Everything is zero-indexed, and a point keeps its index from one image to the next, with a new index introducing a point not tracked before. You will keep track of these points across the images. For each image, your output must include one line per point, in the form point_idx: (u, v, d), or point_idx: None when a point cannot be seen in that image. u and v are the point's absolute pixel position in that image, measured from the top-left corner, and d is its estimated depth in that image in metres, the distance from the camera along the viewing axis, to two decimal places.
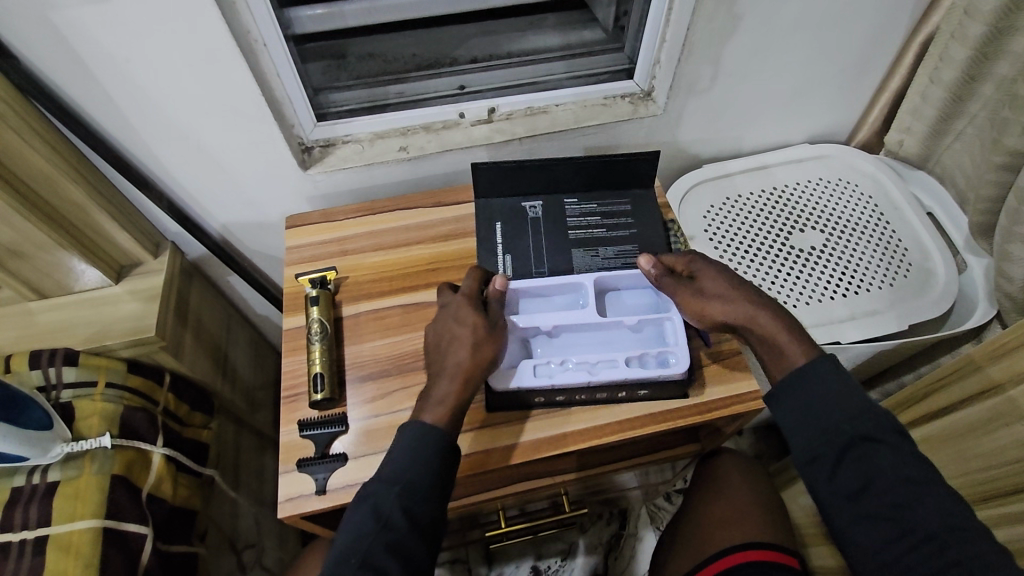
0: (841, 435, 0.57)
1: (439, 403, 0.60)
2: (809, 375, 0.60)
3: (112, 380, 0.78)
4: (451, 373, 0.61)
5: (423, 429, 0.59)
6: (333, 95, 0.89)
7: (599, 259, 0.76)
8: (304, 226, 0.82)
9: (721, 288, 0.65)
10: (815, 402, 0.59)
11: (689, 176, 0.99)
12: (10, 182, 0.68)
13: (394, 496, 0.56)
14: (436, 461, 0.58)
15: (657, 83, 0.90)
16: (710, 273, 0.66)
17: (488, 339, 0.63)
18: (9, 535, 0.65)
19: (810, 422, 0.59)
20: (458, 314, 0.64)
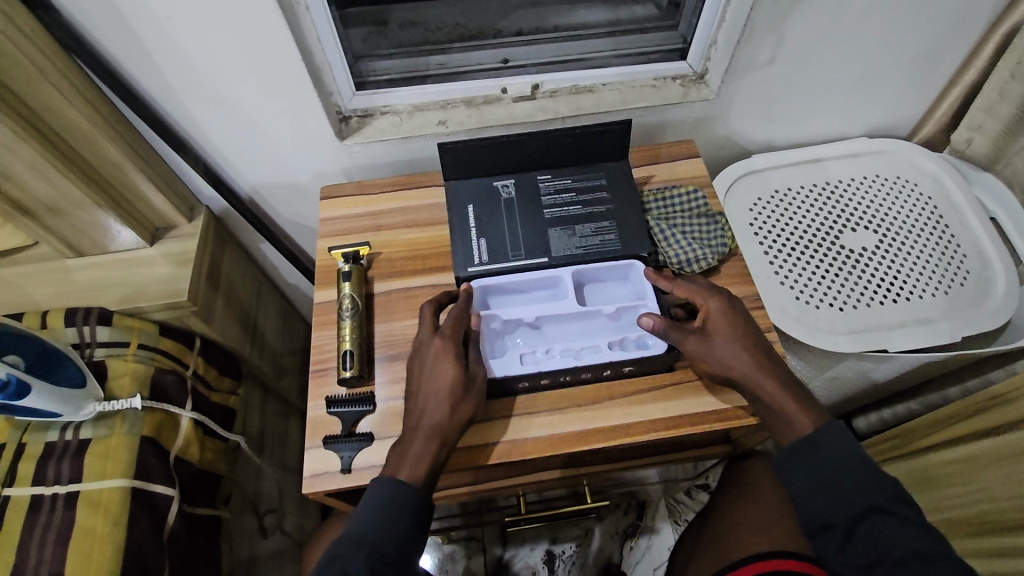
0: (849, 505, 0.56)
1: (416, 463, 0.56)
2: (821, 444, 0.58)
3: (145, 342, 0.79)
4: (426, 435, 0.57)
5: (394, 489, 0.55)
6: (373, 63, 0.87)
7: (576, 239, 0.68)
8: (338, 198, 0.81)
9: (733, 346, 0.60)
10: (824, 466, 0.57)
11: (736, 167, 0.95)
12: (50, 139, 0.67)
13: (363, 555, 0.52)
14: (407, 517, 0.55)
15: (711, 65, 0.85)
16: (721, 326, 0.60)
17: (466, 393, 0.58)
18: (42, 488, 0.66)
19: (820, 488, 0.57)
20: (444, 359, 0.59)
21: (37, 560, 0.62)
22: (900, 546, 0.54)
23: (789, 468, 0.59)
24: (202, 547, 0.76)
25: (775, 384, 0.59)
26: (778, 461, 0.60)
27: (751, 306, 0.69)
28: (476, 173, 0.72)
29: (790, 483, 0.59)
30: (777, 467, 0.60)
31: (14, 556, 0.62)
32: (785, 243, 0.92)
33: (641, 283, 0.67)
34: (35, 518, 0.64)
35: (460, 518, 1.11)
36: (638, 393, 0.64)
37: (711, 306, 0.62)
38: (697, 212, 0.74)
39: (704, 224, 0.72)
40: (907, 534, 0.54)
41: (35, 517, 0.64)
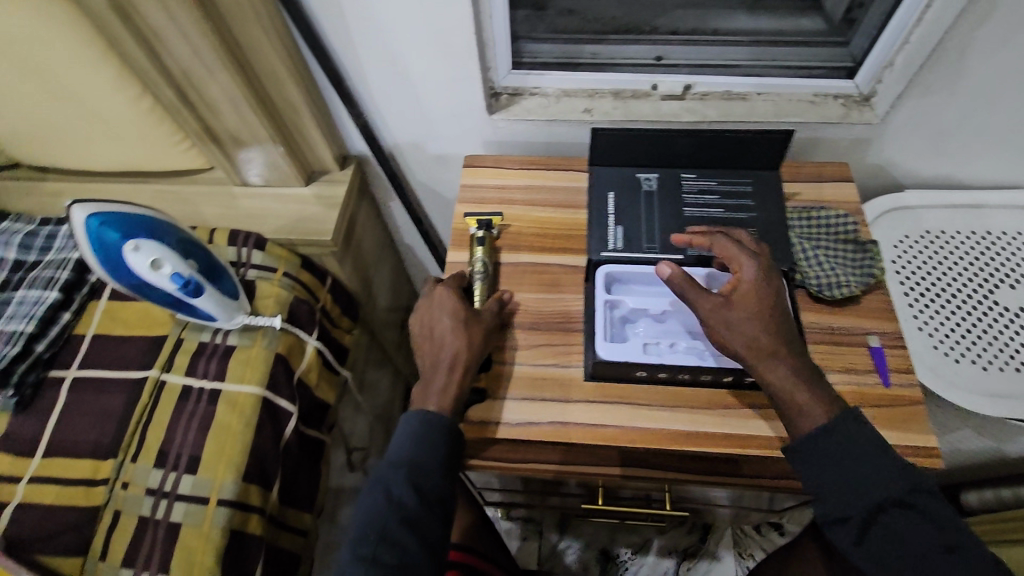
0: (867, 496, 0.52)
1: (443, 392, 0.62)
2: (838, 430, 0.54)
3: (289, 271, 0.86)
4: (447, 364, 0.63)
5: (424, 419, 0.60)
6: (529, 44, 0.90)
7: None
8: (479, 168, 0.85)
9: (752, 316, 0.56)
10: (837, 455, 0.53)
11: (887, 199, 0.89)
12: (248, 76, 0.76)
13: (403, 475, 0.58)
14: (443, 444, 0.60)
15: (882, 88, 0.81)
16: (749, 298, 0.57)
17: (473, 327, 0.65)
18: (192, 380, 0.75)
19: (833, 478, 0.53)
20: (432, 306, 0.68)
21: (181, 442, 0.71)
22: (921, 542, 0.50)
23: (803, 454, 0.54)
24: (307, 466, 0.83)
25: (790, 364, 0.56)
26: (790, 446, 0.55)
27: (889, 343, 0.65)
28: (620, 162, 0.73)
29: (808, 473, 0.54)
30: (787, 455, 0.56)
31: (163, 434, 0.71)
32: (929, 287, 0.85)
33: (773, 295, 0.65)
34: (184, 405, 0.73)
35: (528, 498, 1.13)
36: (757, 408, 0.62)
37: (745, 271, 0.59)
38: (844, 237, 0.70)
39: (851, 252, 0.68)
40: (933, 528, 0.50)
41: (183, 404, 0.73)
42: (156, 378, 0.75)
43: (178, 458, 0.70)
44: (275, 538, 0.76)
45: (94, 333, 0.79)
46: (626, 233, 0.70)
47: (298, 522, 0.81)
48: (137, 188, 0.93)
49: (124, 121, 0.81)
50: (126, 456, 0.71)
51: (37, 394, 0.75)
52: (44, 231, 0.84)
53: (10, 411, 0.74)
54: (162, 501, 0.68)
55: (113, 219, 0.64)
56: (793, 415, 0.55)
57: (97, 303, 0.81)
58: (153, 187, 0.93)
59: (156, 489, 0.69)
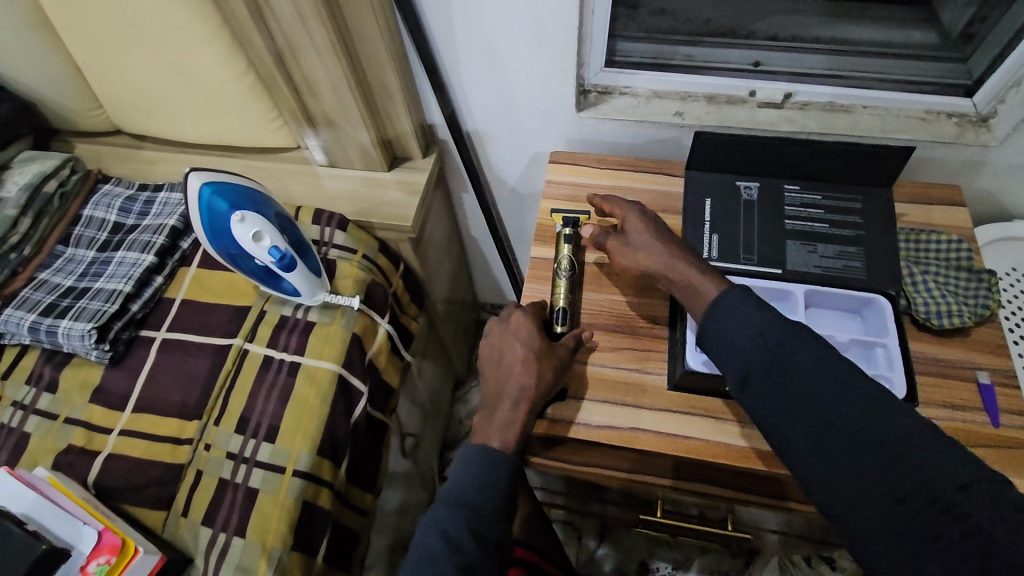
0: (754, 347, 0.51)
1: (505, 429, 0.61)
2: (719, 308, 0.55)
3: (368, 254, 0.87)
4: (512, 399, 0.62)
5: (487, 454, 0.60)
6: (623, 43, 0.89)
7: (817, 257, 0.64)
8: (564, 164, 0.84)
9: (644, 238, 0.64)
10: (739, 317, 0.53)
11: (995, 228, 0.84)
12: (351, 59, 0.77)
13: (462, 517, 0.57)
14: (504, 484, 0.60)
15: (1005, 109, 0.76)
16: (635, 226, 0.66)
17: (543, 360, 0.63)
18: (273, 352, 0.77)
19: (735, 339, 0.53)
20: (507, 335, 0.66)
21: (261, 410, 0.73)
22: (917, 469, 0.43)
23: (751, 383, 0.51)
24: (371, 447, 0.84)
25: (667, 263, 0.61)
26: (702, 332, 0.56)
27: (1002, 381, 0.61)
28: (718, 168, 0.70)
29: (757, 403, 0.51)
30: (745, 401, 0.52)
31: (245, 401, 0.73)
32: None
33: (876, 321, 0.61)
34: (265, 375, 0.75)
35: (575, 502, 1.12)
36: None
37: (624, 213, 0.68)
38: (955, 265, 0.67)
39: (965, 280, 0.65)
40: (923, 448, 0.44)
41: (264, 374, 0.75)
42: (240, 346, 0.77)
43: (257, 426, 0.72)
44: (340, 514, 0.78)
45: (182, 298, 0.82)
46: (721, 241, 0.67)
47: (360, 500, 0.82)
48: (226, 161, 0.96)
49: (226, 95, 0.84)
50: (209, 419, 0.73)
51: (128, 351, 0.78)
52: (143, 196, 0.87)
53: (104, 365, 0.77)
54: (241, 466, 0.70)
55: (222, 190, 0.67)
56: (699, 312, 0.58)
57: (186, 270, 0.84)
58: (243, 161, 0.96)
59: (235, 454, 0.71)
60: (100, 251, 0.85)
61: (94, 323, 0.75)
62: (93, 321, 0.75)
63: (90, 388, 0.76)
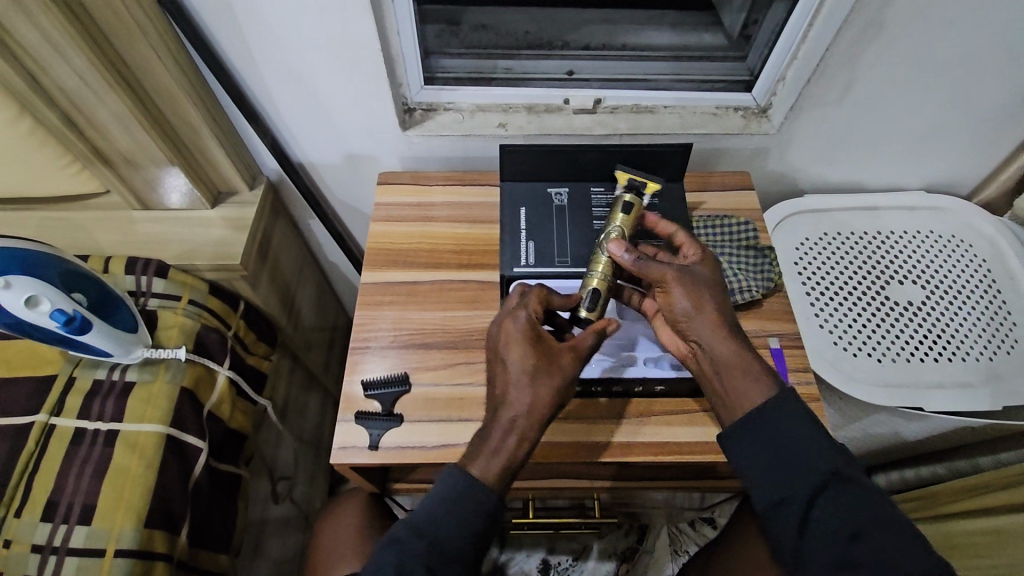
0: (803, 467, 0.53)
1: (490, 459, 0.55)
2: (772, 413, 0.55)
3: (195, 299, 0.82)
4: (509, 423, 0.55)
5: (469, 486, 0.54)
6: (442, 60, 0.89)
7: None
8: (394, 185, 0.83)
9: (696, 296, 0.57)
10: (777, 438, 0.54)
11: (787, 205, 0.94)
12: (138, 95, 0.72)
13: (421, 548, 0.52)
14: (480, 520, 0.54)
15: (776, 100, 0.86)
16: (707, 274, 0.60)
17: (545, 376, 0.56)
18: (85, 422, 0.69)
19: (779, 458, 0.54)
20: (515, 342, 0.58)
21: (72, 491, 0.66)
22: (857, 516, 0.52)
23: (743, 429, 0.55)
24: (221, 505, 0.79)
25: (744, 353, 0.57)
26: (729, 431, 0.56)
27: (788, 344, 0.69)
28: (531, 178, 0.73)
29: (739, 453, 0.55)
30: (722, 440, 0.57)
31: (53, 483, 0.66)
32: (829, 286, 0.91)
33: None
34: (76, 450, 0.68)
35: None
36: (667, 414, 0.64)
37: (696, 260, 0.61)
38: (745, 244, 0.74)
39: (752, 257, 0.73)
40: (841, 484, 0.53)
41: (76, 448, 0.68)
42: (44, 422, 0.69)
43: (69, 508, 0.65)
44: None
45: None
46: (538, 247, 0.70)
47: (213, 564, 0.76)
48: (17, 216, 0.86)
49: None
50: (9, 510, 0.65)
51: None
52: None
53: None
54: (51, 558, 0.63)
55: None
56: (732, 395, 0.56)
57: None
58: (36, 214, 0.85)
59: (43, 545, 0.63)
60: None
61: None
62: None
63: None
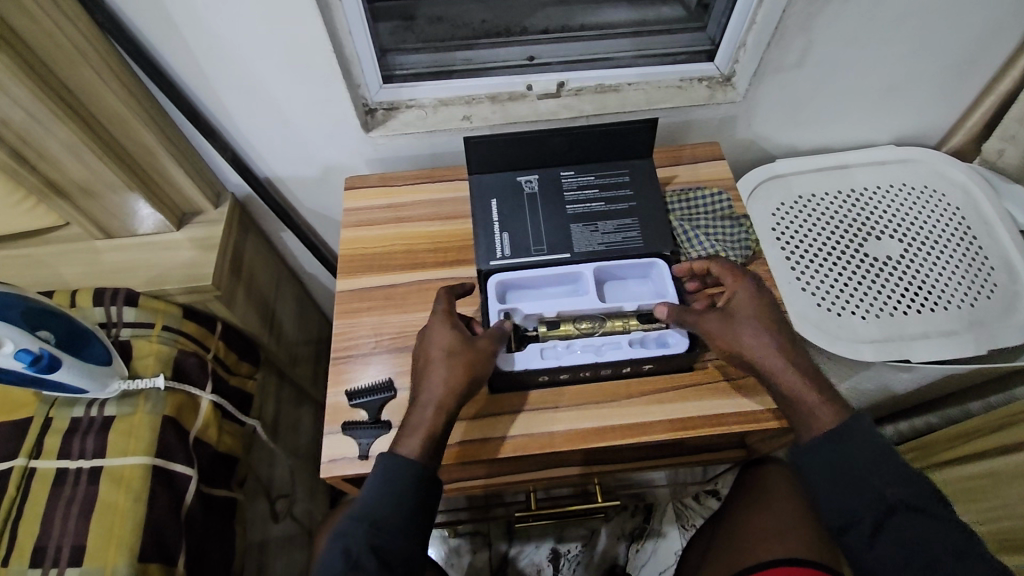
0: (868, 494, 0.53)
1: (414, 434, 0.55)
2: (842, 431, 0.54)
3: (169, 324, 0.80)
4: (423, 404, 0.56)
5: (400, 465, 0.54)
6: (399, 57, 0.87)
7: (598, 235, 0.68)
8: (362, 189, 0.81)
9: (756, 322, 0.58)
10: (846, 458, 0.54)
11: (760, 171, 0.94)
12: (86, 121, 0.69)
13: (365, 532, 0.53)
14: (413, 493, 0.54)
15: (739, 67, 0.85)
16: (745, 308, 0.59)
17: (458, 356, 0.57)
18: (66, 462, 0.67)
19: (840, 478, 0.54)
20: (437, 334, 0.59)
21: (59, 533, 0.64)
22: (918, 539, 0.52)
23: (807, 448, 0.56)
24: (217, 529, 0.77)
25: (809, 371, 0.56)
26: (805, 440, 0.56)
27: None
28: (499, 168, 0.72)
29: (803, 473, 0.56)
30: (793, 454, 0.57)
31: (38, 528, 0.64)
32: (808, 248, 0.90)
33: (662, 283, 0.67)
34: (60, 491, 0.66)
35: (469, 513, 1.10)
36: (657, 392, 0.63)
37: (735, 295, 0.60)
38: (720, 214, 0.73)
39: (728, 226, 0.72)
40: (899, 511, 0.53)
41: (59, 490, 0.66)
42: (24, 466, 0.67)
43: (58, 551, 0.63)
44: None
45: None
46: (513, 238, 0.69)
47: None
48: None
49: None
50: None
51: None
52: None
53: None
54: None
55: None
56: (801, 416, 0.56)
57: None
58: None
59: None
60: None
61: None
62: None
63: None
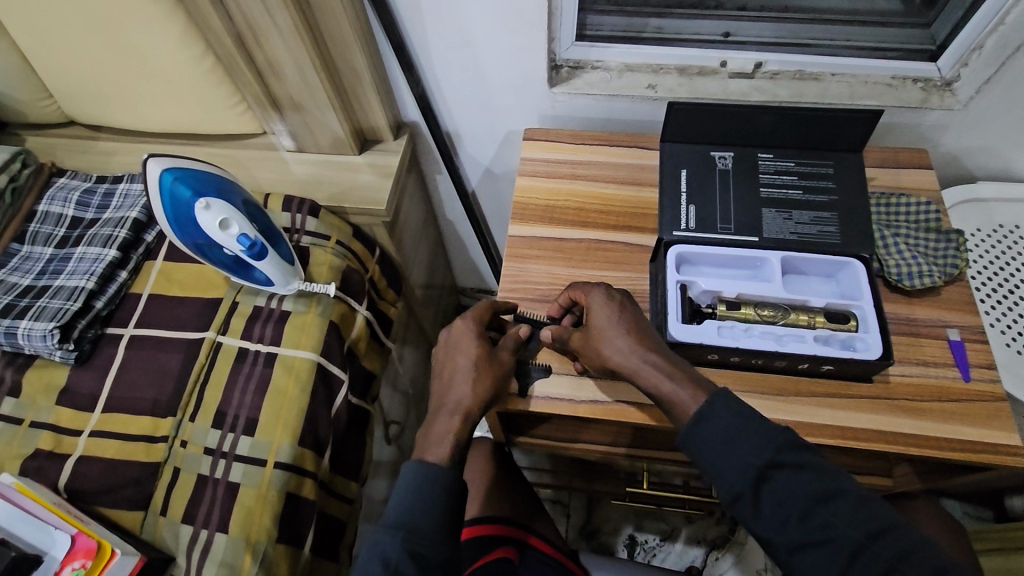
0: (797, 486, 0.49)
1: (439, 444, 0.58)
2: (712, 409, 0.52)
3: (342, 240, 0.85)
4: (448, 412, 0.59)
5: (427, 472, 0.55)
6: (593, 17, 0.86)
7: (791, 224, 0.65)
8: (538, 142, 0.82)
9: (613, 330, 0.57)
10: (714, 434, 0.51)
11: (960, 190, 0.85)
12: (316, 37, 0.74)
13: (399, 539, 0.52)
14: (438, 498, 0.55)
15: (967, 72, 0.77)
16: (602, 313, 0.59)
17: (481, 369, 0.60)
18: (247, 344, 0.75)
19: (737, 458, 0.50)
20: (461, 345, 0.62)
21: (238, 403, 0.71)
22: (859, 530, 0.47)
23: (692, 435, 0.52)
24: (354, 436, 0.83)
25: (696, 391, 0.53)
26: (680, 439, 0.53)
27: (970, 337, 0.63)
28: (693, 140, 0.70)
29: (691, 453, 0.53)
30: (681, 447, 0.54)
31: (221, 395, 0.72)
32: (1002, 283, 0.82)
33: (852, 285, 0.63)
34: (240, 367, 0.73)
35: (564, 478, 1.12)
36: (830, 397, 0.60)
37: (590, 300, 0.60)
38: (926, 226, 0.68)
39: (935, 240, 0.66)
40: (751, 472, 0.49)
41: (240, 366, 0.73)
42: (213, 340, 0.75)
43: (235, 419, 0.70)
44: (325, 504, 0.77)
45: (149, 293, 0.79)
46: (699, 213, 0.67)
47: (345, 489, 0.81)
48: (187, 149, 0.92)
49: (179, 81, 0.79)
50: (183, 414, 0.71)
51: (95, 350, 0.76)
52: (101, 188, 0.83)
53: (69, 365, 0.74)
54: (220, 461, 0.69)
55: (184, 176, 0.66)
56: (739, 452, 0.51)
57: (152, 264, 0.81)
58: (203, 149, 0.91)
59: (213, 448, 0.69)
60: (59, 248, 0.80)
61: (56, 322, 0.71)
62: (55, 321, 0.71)
63: (55, 390, 0.74)
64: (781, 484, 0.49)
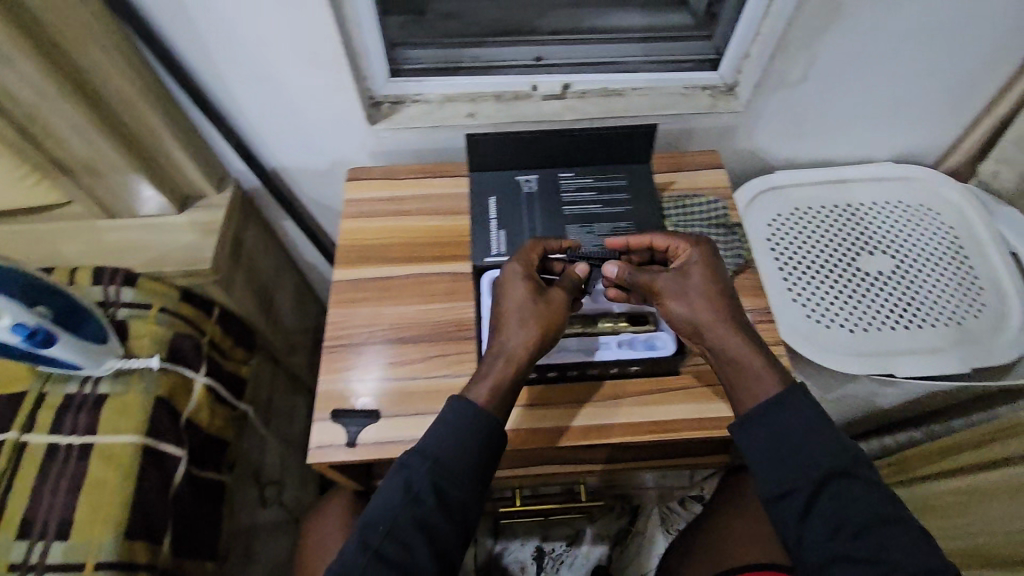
0: (860, 507, 0.51)
1: (486, 385, 0.56)
2: (787, 401, 0.54)
3: (166, 306, 0.81)
4: (504, 356, 0.57)
5: (472, 415, 0.55)
6: (407, 51, 0.87)
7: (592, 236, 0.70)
8: (362, 182, 0.82)
9: (702, 289, 0.59)
10: (788, 429, 0.54)
11: (757, 182, 0.95)
12: (94, 100, 0.70)
13: (427, 471, 0.53)
14: (479, 442, 0.54)
15: (742, 77, 0.86)
16: (697, 269, 0.60)
17: (546, 314, 0.59)
18: (56, 438, 0.68)
19: (800, 456, 0.53)
20: (519, 288, 0.60)
21: (47, 507, 0.65)
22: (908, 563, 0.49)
23: (770, 416, 0.54)
24: (206, 511, 0.79)
25: (755, 351, 0.56)
26: (739, 420, 0.55)
27: (762, 320, 0.69)
28: (499, 168, 0.75)
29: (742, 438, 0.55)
30: (732, 428, 0.56)
31: (27, 500, 0.65)
32: (801, 260, 0.91)
33: None
34: (50, 465, 0.67)
35: None
36: (640, 394, 0.64)
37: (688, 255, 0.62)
38: (715, 222, 0.74)
39: (722, 236, 0.73)
40: (811, 478, 0.52)
41: (49, 464, 0.67)
42: (15, 440, 0.68)
43: (45, 524, 0.64)
44: None
45: None
46: (510, 235, 0.72)
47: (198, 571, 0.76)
48: None
49: None
50: None
51: None
52: None
53: None
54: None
55: None
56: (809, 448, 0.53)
57: None
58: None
59: (20, 562, 0.62)
60: None
61: None
62: None
63: None
64: (843, 499, 0.52)
